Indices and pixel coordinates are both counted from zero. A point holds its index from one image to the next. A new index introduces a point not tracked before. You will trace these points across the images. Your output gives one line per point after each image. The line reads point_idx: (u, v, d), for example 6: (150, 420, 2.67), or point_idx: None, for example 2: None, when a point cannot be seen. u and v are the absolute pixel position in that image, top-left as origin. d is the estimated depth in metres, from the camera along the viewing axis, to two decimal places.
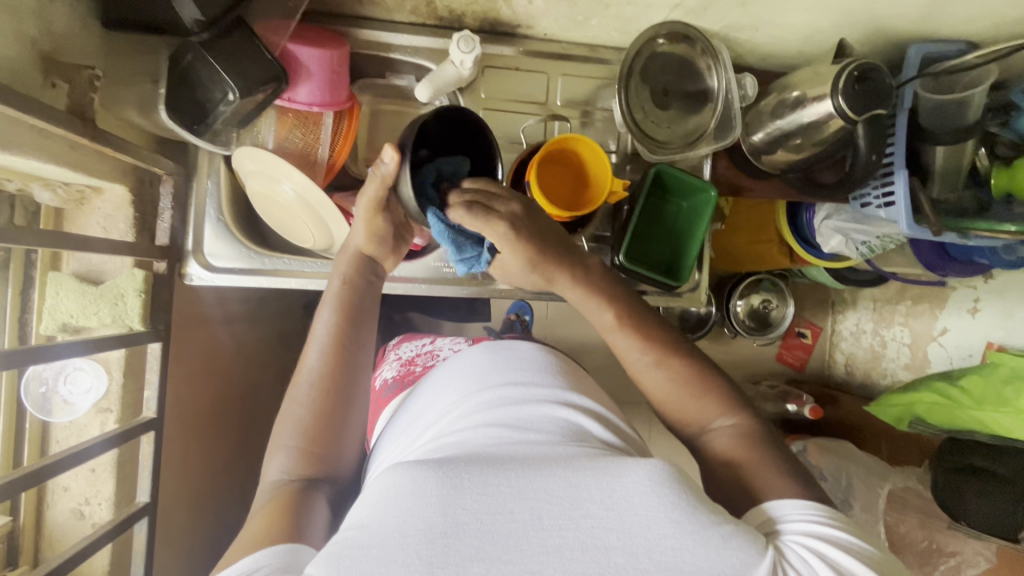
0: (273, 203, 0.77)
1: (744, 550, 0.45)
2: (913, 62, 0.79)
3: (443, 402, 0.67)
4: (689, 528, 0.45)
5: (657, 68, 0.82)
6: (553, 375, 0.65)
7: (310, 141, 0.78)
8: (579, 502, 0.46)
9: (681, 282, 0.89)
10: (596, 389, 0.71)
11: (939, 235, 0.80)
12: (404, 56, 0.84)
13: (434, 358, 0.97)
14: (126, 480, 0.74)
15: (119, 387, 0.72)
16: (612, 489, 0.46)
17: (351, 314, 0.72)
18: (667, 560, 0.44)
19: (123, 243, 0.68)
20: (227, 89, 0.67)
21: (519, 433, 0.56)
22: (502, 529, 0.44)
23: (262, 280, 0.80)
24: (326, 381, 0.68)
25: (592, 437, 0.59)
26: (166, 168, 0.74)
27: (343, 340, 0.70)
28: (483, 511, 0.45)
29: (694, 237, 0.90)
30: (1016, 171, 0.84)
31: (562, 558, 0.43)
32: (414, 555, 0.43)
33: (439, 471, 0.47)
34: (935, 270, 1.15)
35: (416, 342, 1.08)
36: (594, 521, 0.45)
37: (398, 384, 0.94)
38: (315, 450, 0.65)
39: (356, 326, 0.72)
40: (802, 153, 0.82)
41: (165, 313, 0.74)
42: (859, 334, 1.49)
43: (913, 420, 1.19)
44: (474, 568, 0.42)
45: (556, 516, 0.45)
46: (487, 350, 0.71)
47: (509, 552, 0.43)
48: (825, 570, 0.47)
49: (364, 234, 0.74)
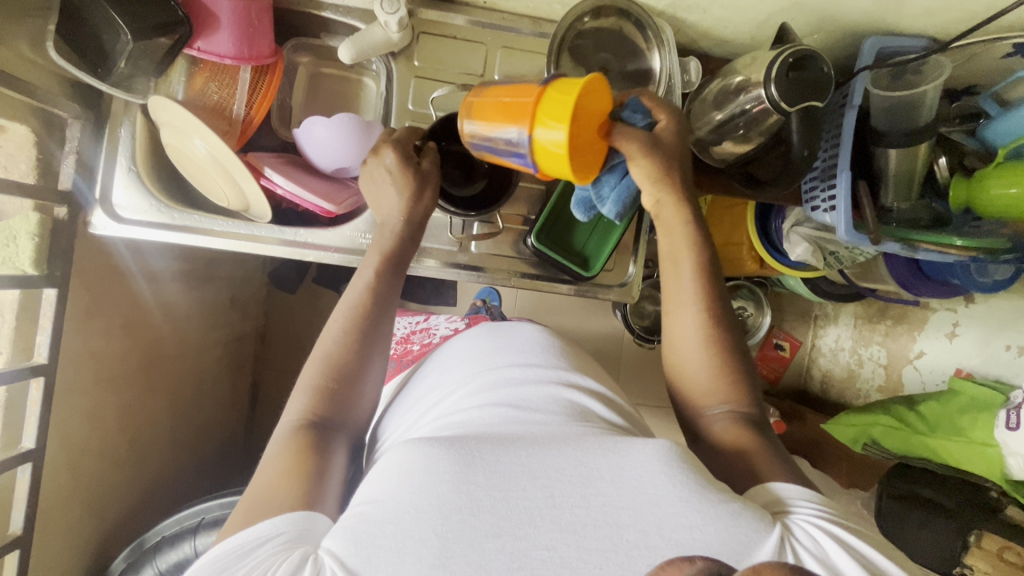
0: (187, 157, 0.76)
1: (752, 527, 0.48)
2: (868, 55, 0.74)
3: (453, 380, 0.68)
4: (697, 506, 0.48)
5: (592, 47, 0.78)
6: (555, 358, 0.68)
7: (226, 96, 0.76)
8: (589, 481, 0.49)
9: (593, 272, 0.87)
10: (596, 369, 0.74)
11: (878, 243, 0.74)
12: (336, 15, 0.81)
13: (431, 337, 0.94)
14: (13, 423, 0.73)
15: (10, 329, 0.71)
16: (621, 469, 0.50)
17: (391, 260, 0.72)
18: (677, 537, 0.47)
19: (13, 182, 0.66)
20: (121, 32, 0.66)
21: (526, 413, 0.58)
22: (516, 506, 0.47)
23: (170, 235, 0.79)
24: (363, 324, 0.67)
25: (596, 417, 0.61)
26: (72, 111, 0.73)
27: (383, 288, 0.70)
28: (495, 488, 0.48)
29: (613, 234, 0.86)
30: (974, 183, 0.76)
31: (574, 535, 0.46)
32: (429, 530, 0.45)
33: (452, 450, 0.50)
34: (908, 289, 1.06)
35: (409, 318, 1.03)
36: (606, 499, 0.48)
37: (395, 363, 0.92)
38: (338, 396, 0.63)
39: (395, 272, 0.72)
40: (747, 145, 0.75)
41: (63, 259, 0.74)
42: (837, 351, 1.40)
43: (867, 443, 1.10)
44: (489, 544, 0.45)
45: (567, 493, 0.48)
46: (489, 335, 0.74)
47: (524, 529, 0.46)
48: (832, 546, 0.49)
49: (428, 188, 0.74)
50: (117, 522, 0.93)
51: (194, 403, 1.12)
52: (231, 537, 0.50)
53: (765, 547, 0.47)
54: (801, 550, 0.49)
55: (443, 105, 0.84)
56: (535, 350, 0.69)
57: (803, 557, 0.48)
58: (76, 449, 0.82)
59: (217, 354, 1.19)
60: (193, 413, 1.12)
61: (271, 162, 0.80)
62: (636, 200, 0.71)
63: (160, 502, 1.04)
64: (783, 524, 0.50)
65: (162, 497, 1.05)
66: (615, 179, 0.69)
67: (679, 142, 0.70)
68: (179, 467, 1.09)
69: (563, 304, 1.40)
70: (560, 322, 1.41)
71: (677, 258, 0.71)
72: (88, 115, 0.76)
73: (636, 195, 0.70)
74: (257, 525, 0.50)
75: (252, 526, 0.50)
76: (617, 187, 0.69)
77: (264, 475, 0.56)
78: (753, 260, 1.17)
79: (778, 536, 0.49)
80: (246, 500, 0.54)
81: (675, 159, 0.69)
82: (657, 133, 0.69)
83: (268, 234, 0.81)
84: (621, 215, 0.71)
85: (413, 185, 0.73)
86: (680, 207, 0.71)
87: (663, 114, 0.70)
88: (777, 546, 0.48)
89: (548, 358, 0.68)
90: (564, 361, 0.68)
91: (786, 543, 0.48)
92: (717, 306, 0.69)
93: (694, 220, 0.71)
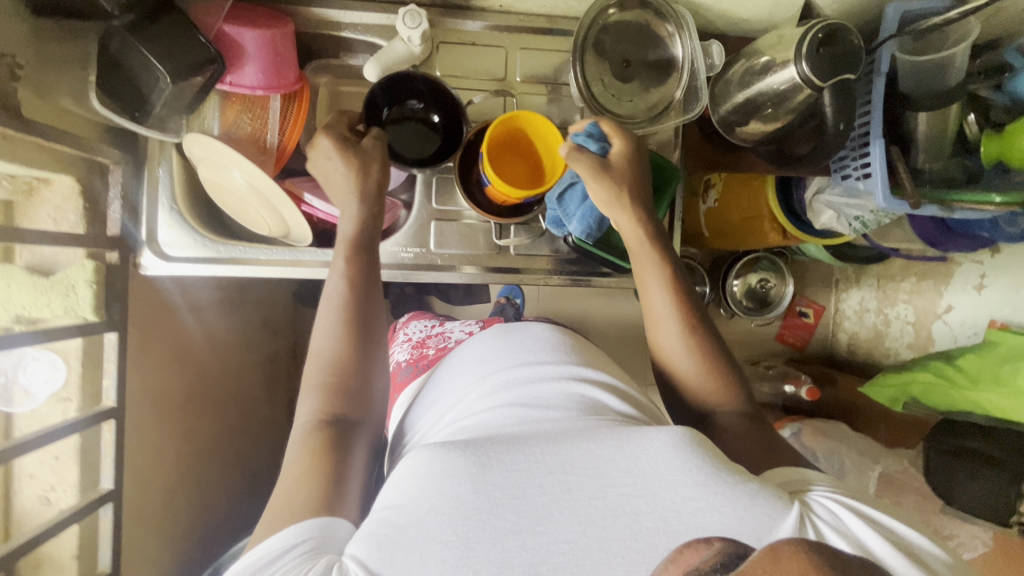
0: (227, 191, 0.77)
1: (770, 506, 0.49)
2: (891, 21, 0.74)
3: (465, 382, 0.68)
4: (714, 490, 0.48)
5: (612, 40, 0.78)
6: (567, 354, 0.67)
7: (259, 127, 0.76)
8: (605, 472, 0.49)
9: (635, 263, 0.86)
10: (605, 359, 0.72)
11: (916, 207, 0.75)
12: (355, 35, 0.81)
13: (445, 341, 0.95)
14: (91, 467, 0.75)
15: (77, 376, 0.73)
16: (636, 458, 0.50)
17: (359, 245, 0.71)
18: (697, 521, 0.47)
19: (67, 234, 0.69)
20: (158, 76, 0.67)
21: (538, 411, 0.59)
22: (534, 502, 0.48)
23: (218, 268, 0.80)
24: (362, 292, 0.69)
25: (611, 411, 0.61)
26: (113, 157, 0.74)
27: (362, 273, 0.70)
28: (512, 486, 0.48)
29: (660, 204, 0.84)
30: (1007, 136, 0.76)
31: (594, 526, 0.47)
32: (450, 532, 0.46)
33: (466, 450, 0.50)
34: (935, 245, 1.06)
35: (423, 321, 1.04)
36: (623, 489, 0.49)
37: (412, 367, 0.93)
38: (359, 382, 0.65)
39: (367, 252, 0.71)
40: (775, 123, 0.76)
41: (120, 302, 0.76)
42: (863, 313, 1.42)
43: (909, 401, 1.12)
44: (509, 540, 0.46)
45: (584, 486, 0.49)
46: (499, 333, 0.73)
47: (543, 524, 0.47)
48: (853, 519, 0.50)
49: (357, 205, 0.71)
50: (187, 550, 0.96)
51: (241, 427, 1.14)
52: (257, 546, 0.51)
53: (787, 524, 0.48)
54: (819, 523, 0.49)
55: (479, 112, 0.86)
56: (542, 345, 0.68)
57: (824, 531, 0.49)
58: (146, 485, 0.85)
59: (257, 376, 1.21)
60: (242, 437, 1.14)
61: (308, 185, 0.82)
62: (602, 220, 0.78)
63: (221, 531, 1.06)
64: (799, 501, 0.51)
65: (224, 522, 1.07)
66: (577, 200, 0.78)
67: (631, 162, 0.73)
68: (235, 491, 1.11)
69: (587, 292, 1.41)
70: (588, 312, 1.42)
71: (643, 278, 0.72)
72: (129, 159, 0.77)
73: (599, 215, 0.78)
74: (271, 537, 0.50)
75: (268, 539, 0.50)
76: (580, 208, 0.77)
77: (286, 476, 0.57)
78: (775, 232, 1.17)
79: (797, 514, 0.50)
80: (266, 519, 0.54)
81: (632, 178, 0.73)
82: (608, 157, 0.73)
83: (311, 258, 0.82)
84: (587, 233, 0.79)
85: (360, 162, 0.72)
86: (637, 222, 0.72)
87: (617, 137, 0.73)
88: (796, 522, 0.48)
89: (558, 354, 0.67)
90: (575, 355, 0.68)
91: (807, 521, 0.49)
92: (693, 315, 0.70)
93: (649, 234, 0.72)
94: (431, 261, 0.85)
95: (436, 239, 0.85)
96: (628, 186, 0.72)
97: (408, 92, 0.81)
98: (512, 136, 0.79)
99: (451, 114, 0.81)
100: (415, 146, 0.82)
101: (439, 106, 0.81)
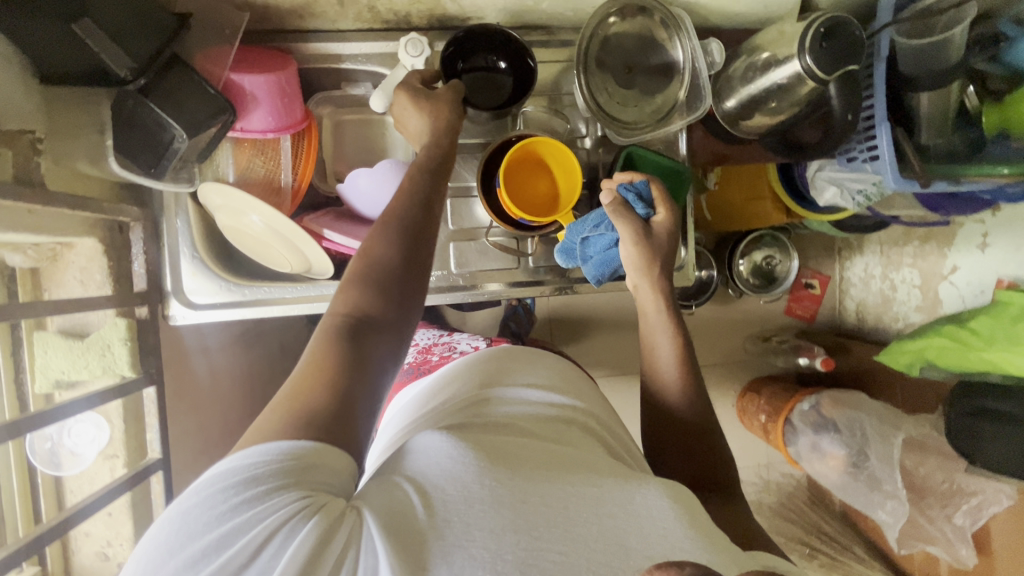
0: (244, 235, 0.77)
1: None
2: (887, 8, 0.76)
3: None
4: (702, 548, 0.47)
5: (612, 49, 0.79)
6: (565, 386, 0.67)
7: (272, 168, 0.77)
8: (602, 500, 0.48)
9: None
10: (591, 389, 0.72)
11: (927, 185, 0.76)
12: (356, 65, 0.81)
13: (451, 350, 0.96)
14: (142, 519, 0.77)
15: (121, 433, 0.75)
16: (630, 499, 0.49)
17: (426, 167, 0.65)
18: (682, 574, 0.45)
19: (100, 297, 0.70)
20: (174, 131, 0.67)
21: (539, 428, 0.58)
22: (534, 509, 0.46)
23: (245, 311, 0.80)
24: (418, 208, 0.61)
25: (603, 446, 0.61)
26: (133, 214, 0.75)
27: (419, 188, 0.63)
28: (518, 488, 0.47)
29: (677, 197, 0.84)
30: (1008, 106, 0.78)
31: (586, 546, 0.45)
32: (452, 515, 0.45)
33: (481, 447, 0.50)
34: (936, 210, 1.06)
35: (432, 331, 1.06)
36: (615, 521, 0.47)
37: (413, 370, 0.94)
38: (407, 282, 0.58)
39: (432, 175, 0.65)
40: (779, 116, 0.77)
41: (153, 356, 0.77)
42: (868, 280, 1.43)
43: (924, 366, 1.11)
44: (505, 536, 0.44)
45: (582, 508, 0.47)
46: (502, 352, 0.72)
47: (539, 532, 0.45)
48: None
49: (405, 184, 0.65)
50: None
51: None
52: (250, 446, 0.44)
53: None
54: None
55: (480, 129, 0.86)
56: (545, 374, 0.68)
57: None
58: None
59: None
60: None
61: (325, 221, 0.82)
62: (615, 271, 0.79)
63: None
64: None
65: None
66: (601, 246, 0.76)
67: (668, 234, 0.75)
68: None
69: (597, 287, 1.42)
70: (599, 307, 1.43)
71: (650, 333, 0.74)
72: (147, 215, 0.77)
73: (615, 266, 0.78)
74: (276, 439, 0.44)
75: (274, 439, 0.44)
76: (602, 254, 0.77)
77: (300, 368, 0.50)
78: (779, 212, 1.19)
79: None
80: (274, 404, 0.47)
81: (665, 251, 0.75)
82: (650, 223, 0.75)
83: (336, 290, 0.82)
84: (597, 276, 0.79)
85: (440, 105, 0.70)
86: (654, 283, 0.74)
87: (663, 206, 0.75)
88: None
89: (558, 385, 0.67)
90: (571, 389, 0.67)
91: None
92: (691, 385, 0.72)
93: (664, 298, 0.74)
94: (454, 282, 0.86)
95: (456, 260, 0.86)
96: (658, 259, 0.74)
97: (484, 45, 0.79)
98: (536, 159, 0.80)
99: (523, 65, 0.79)
100: (486, 97, 0.80)
101: (506, 54, 0.79)
